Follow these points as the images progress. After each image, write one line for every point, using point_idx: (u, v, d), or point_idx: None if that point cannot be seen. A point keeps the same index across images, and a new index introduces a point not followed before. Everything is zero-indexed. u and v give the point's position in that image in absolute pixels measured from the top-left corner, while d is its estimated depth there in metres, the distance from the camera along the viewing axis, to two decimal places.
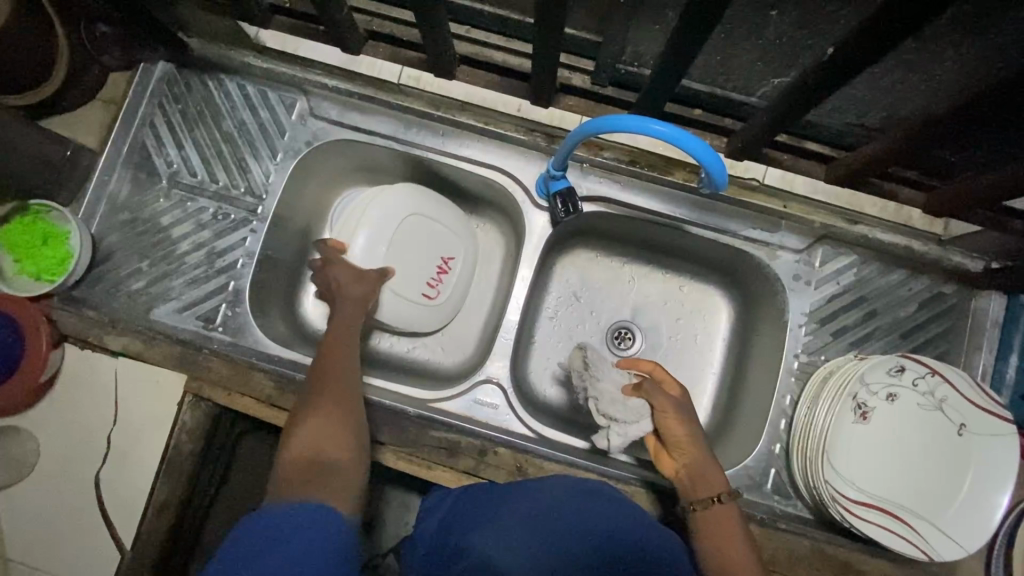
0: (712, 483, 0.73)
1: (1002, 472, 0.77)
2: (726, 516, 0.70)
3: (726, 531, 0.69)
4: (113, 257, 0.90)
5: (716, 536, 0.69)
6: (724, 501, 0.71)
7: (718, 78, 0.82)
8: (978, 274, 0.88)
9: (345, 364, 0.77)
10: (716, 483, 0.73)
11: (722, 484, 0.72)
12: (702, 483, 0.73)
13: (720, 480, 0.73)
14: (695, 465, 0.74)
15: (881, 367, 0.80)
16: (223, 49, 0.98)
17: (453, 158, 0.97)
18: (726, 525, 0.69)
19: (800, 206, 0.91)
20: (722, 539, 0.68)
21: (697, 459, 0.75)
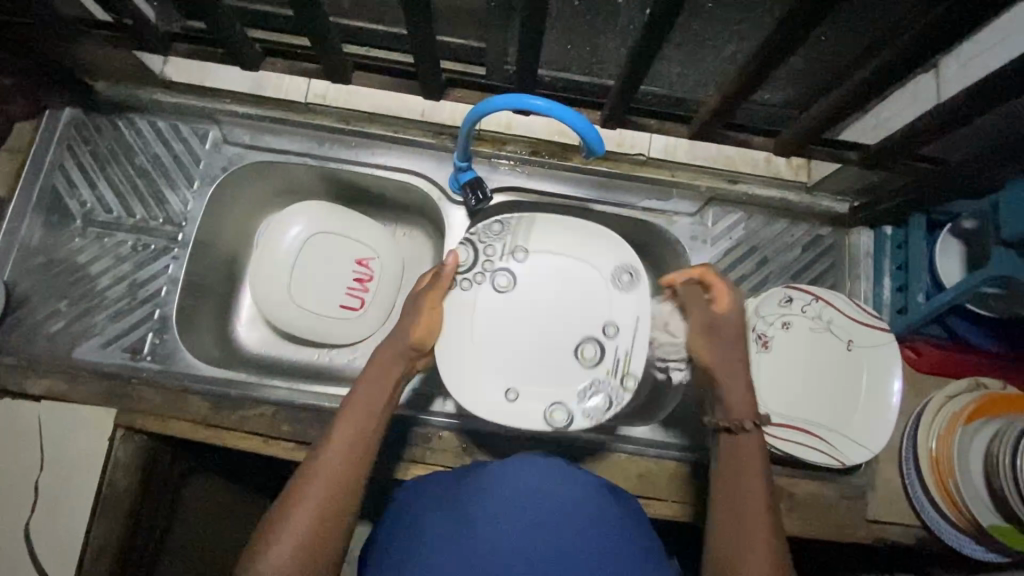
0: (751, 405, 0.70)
1: (888, 375, 0.84)
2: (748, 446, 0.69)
3: (751, 466, 0.67)
4: (30, 301, 0.91)
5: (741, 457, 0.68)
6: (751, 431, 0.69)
7: (593, 66, 0.88)
8: (846, 214, 0.97)
9: (360, 439, 0.66)
10: (747, 412, 0.69)
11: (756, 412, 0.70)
12: (733, 405, 0.70)
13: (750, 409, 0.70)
14: (727, 383, 0.71)
15: (772, 299, 0.86)
16: (130, 89, 0.97)
17: (369, 167, 0.96)
18: (747, 448, 0.68)
19: (686, 173, 0.98)
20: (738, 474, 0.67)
21: (736, 385, 0.71)
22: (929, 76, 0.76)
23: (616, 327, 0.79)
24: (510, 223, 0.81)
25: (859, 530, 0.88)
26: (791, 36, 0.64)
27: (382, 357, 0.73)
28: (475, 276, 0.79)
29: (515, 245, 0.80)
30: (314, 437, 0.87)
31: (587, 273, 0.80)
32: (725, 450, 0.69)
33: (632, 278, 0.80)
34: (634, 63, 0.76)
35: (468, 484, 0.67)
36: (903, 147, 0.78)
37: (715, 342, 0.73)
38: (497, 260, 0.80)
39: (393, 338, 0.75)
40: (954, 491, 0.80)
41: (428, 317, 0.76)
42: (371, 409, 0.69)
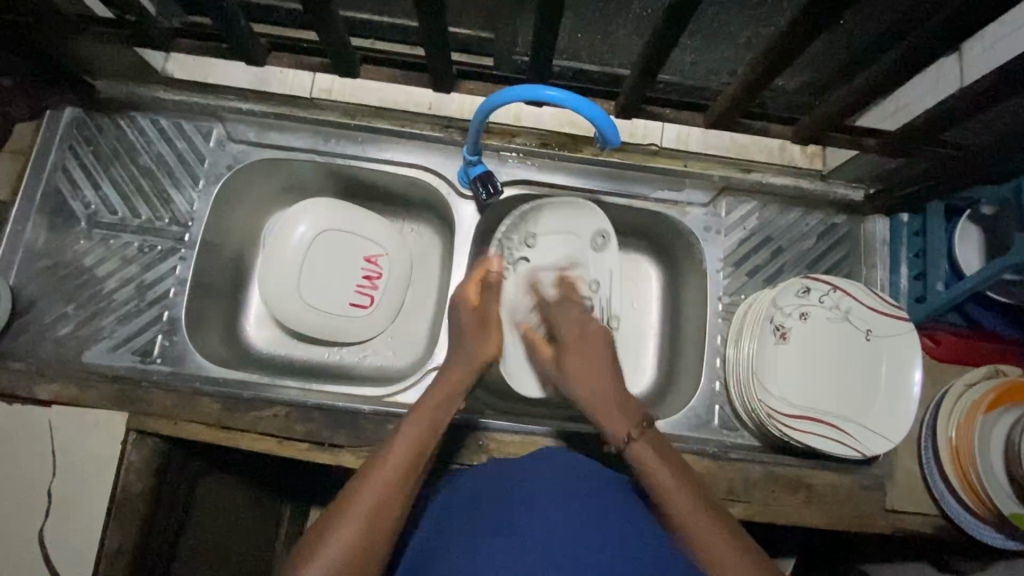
0: (629, 414, 0.69)
1: (908, 364, 0.83)
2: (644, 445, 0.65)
3: (647, 460, 0.63)
4: (37, 305, 0.90)
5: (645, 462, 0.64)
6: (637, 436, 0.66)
7: (604, 56, 0.86)
8: (861, 202, 0.96)
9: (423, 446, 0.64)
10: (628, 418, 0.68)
11: (642, 412, 0.69)
12: (610, 423, 0.69)
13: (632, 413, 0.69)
14: (586, 399, 0.73)
15: (789, 290, 0.84)
16: (131, 87, 0.96)
17: (376, 162, 0.94)
18: (654, 454, 0.64)
19: (698, 162, 0.97)
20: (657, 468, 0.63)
21: (607, 395, 0.72)
22: (951, 58, 0.74)
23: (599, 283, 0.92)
24: (525, 213, 0.92)
25: (878, 521, 0.87)
26: (812, 19, 0.63)
27: (455, 373, 0.75)
28: (509, 268, 0.92)
29: (528, 234, 0.92)
30: (328, 437, 0.86)
31: (583, 246, 0.92)
32: (638, 466, 0.64)
33: (604, 240, 0.92)
34: (649, 52, 0.74)
35: (510, 469, 0.66)
36: (922, 133, 0.77)
37: (575, 350, 0.77)
38: (515, 252, 0.93)
39: (467, 355, 0.78)
40: (975, 481, 0.79)
41: (493, 326, 0.82)
42: (436, 419, 0.68)
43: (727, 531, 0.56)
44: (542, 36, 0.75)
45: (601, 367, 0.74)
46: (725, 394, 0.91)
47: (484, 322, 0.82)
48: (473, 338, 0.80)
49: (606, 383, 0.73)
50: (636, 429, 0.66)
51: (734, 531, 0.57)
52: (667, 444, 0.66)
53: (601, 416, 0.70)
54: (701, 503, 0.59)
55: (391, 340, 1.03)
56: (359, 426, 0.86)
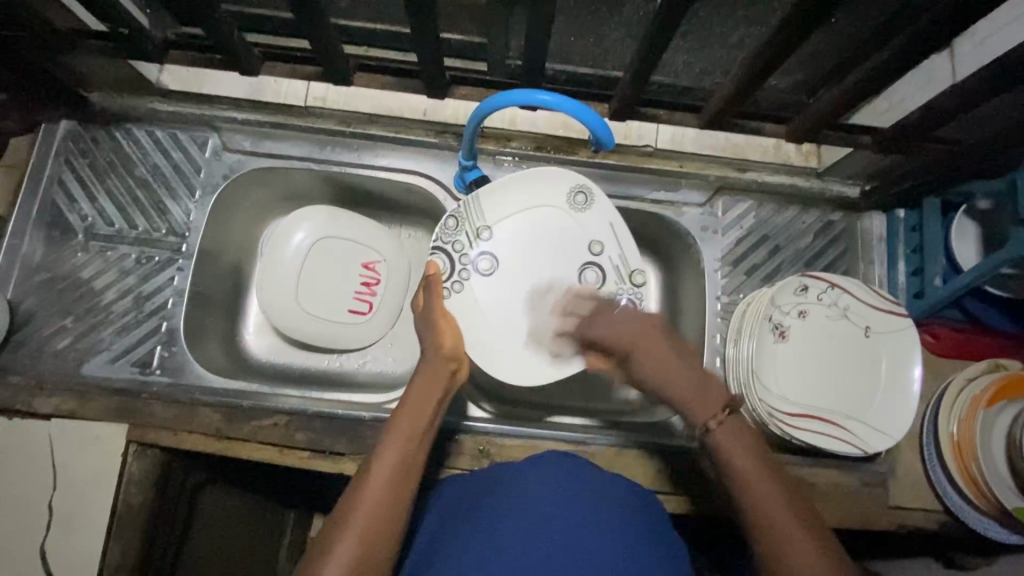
0: (711, 397, 0.64)
1: (907, 361, 0.83)
2: (731, 430, 0.62)
3: (734, 447, 0.61)
4: (35, 318, 0.89)
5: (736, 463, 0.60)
6: (722, 420, 0.62)
7: (598, 58, 0.86)
8: (857, 199, 0.96)
9: (411, 454, 0.63)
10: (720, 396, 0.64)
11: (722, 396, 0.64)
12: (694, 406, 0.64)
13: (722, 393, 0.64)
14: (665, 387, 0.67)
15: (787, 289, 0.84)
16: (126, 98, 0.96)
17: (372, 169, 0.94)
18: (738, 442, 0.61)
19: (694, 163, 0.97)
20: (741, 458, 0.60)
21: (682, 383, 0.66)
22: (943, 55, 0.74)
23: (600, 243, 0.85)
24: (461, 211, 0.83)
25: (881, 518, 0.87)
26: (803, 20, 0.63)
27: (426, 377, 0.71)
28: (462, 274, 0.83)
29: (476, 227, 0.83)
30: (329, 446, 0.86)
31: (546, 212, 0.85)
32: (724, 458, 0.61)
33: (586, 196, 0.85)
34: (642, 54, 0.74)
35: (500, 476, 0.68)
36: (915, 129, 0.77)
37: (659, 341, 0.69)
38: (469, 249, 0.83)
39: (432, 356, 0.74)
40: (977, 476, 0.79)
41: (448, 324, 0.77)
42: (410, 433, 0.65)
43: (813, 533, 0.55)
44: (534, 41, 0.75)
45: (678, 351, 0.68)
46: None
47: (431, 322, 0.77)
48: (430, 342, 0.75)
49: (691, 374, 0.66)
50: (724, 416, 0.62)
51: (821, 533, 0.56)
52: (754, 431, 0.63)
53: (683, 404, 0.65)
54: (787, 502, 0.57)
55: (391, 346, 1.03)
56: (359, 434, 0.86)
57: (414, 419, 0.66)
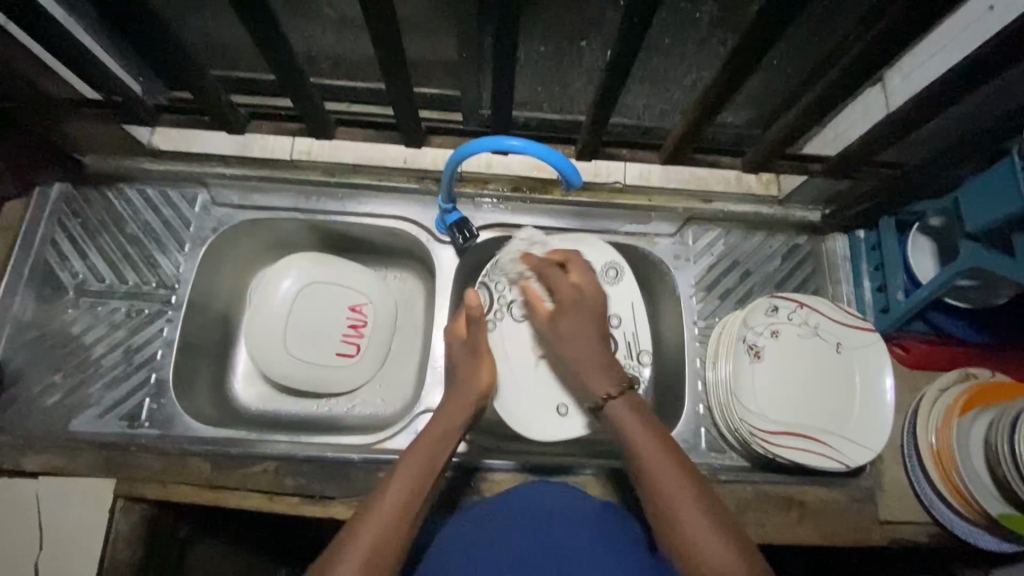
0: (613, 374, 0.75)
1: (879, 375, 0.86)
2: (626, 409, 0.72)
3: (630, 420, 0.70)
4: (24, 377, 0.90)
5: (631, 434, 0.69)
6: (615, 398, 0.73)
7: (564, 104, 0.93)
8: (819, 222, 1.01)
9: (423, 473, 0.67)
10: (613, 378, 0.75)
11: (620, 377, 0.75)
12: (593, 380, 0.75)
13: (616, 377, 0.75)
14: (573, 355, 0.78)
15: (758, 310, 0.88)
16: (118, 160, 1.00)
17: (356, 216, 0.99)
18: (637, 420, 0.70)
19: (662, 197, 1.02)
20: (635, 423, 0.70)
21: (587, 357, 0.77)
22: (877, 89, 0.82)
23: (620, 316, 0.93)
24: (507, 256, 0.91)
25: (873, 533, 0.88)
26: (744, 60, 0.69)
27: (453, 410, 0.75)
28: (499, 313, 0.90)
29: (522, 273, 0.92)
30: (319, 489, 0.86)
31: None
32: (619, 425, 0.71)
33: (617, 272, 0.93)
34: (600, 98, 0.80)
35: (496, 505, 0.69)
36: (861, 156, 0.83)
37: (568, 316, 0.79)
38: (509, 293, 0.91)
39: (460, 391, 0.78)
40: (960, 485, 0.81)
41: (490, 361, 0.81)
42: (428, 465, 0.68)
43: (690, 485, 0.64)
44: (500, 92, 0.81)
45: (589, 328, 0.78)
46: (710, 416, 0.92)
47: (478, 359, 0.81)
48: (466, 379, 0.79)
49: (593, 348, 0.77)
50: (618, 393, 0.73)
51: (699, 487, 0.64)
52: (647, 411, 0.72)
53: (588, 379, 0.76)
54: (671, 461, 0.66)
55: (380, 387, 1.04)
56: (349, 476, 0.86)
57: (434, 448, 0.70)
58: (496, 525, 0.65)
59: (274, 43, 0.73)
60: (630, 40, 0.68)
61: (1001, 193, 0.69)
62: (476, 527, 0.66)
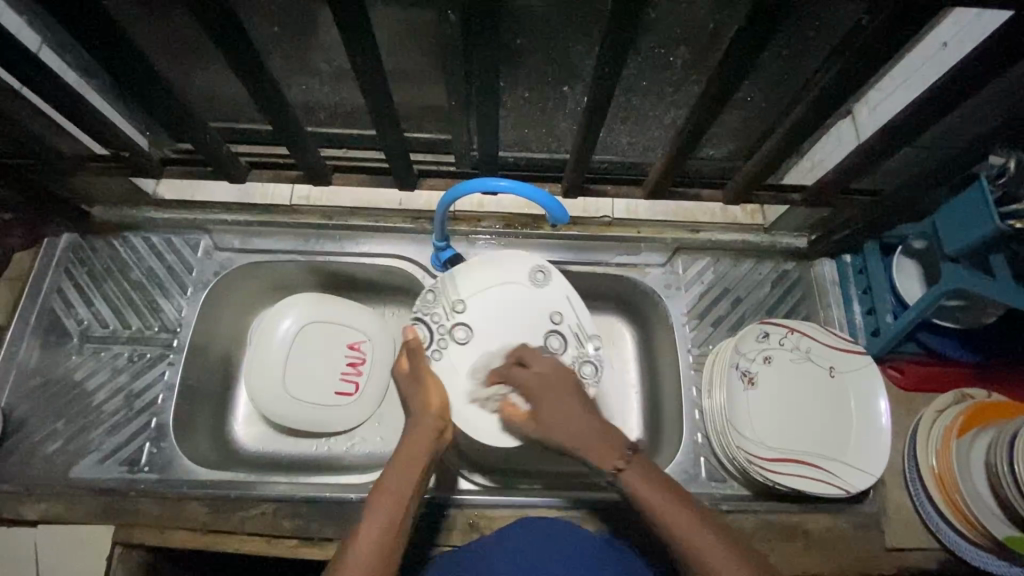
0: (614, 441, 0.71)
1: (873, 398, 0.87)
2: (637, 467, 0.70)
3: (647, 489, 0.68)
4: (27, 424, 0.91)
5: (649, 495, 0.68)
6: (626, 465, 0.70)
7: (551, 143, 0.97)
8: (807, 249, 1.03)
9: (396, 508, 0.67)
10: (619, 443, 0.71)
11: (622, 440, 0.72)
12: (595, 455, 0.71)
13: (623, 438, 0.72)
14: (567, 441, 0.72)
15: (749, 336, 0.89)
16: (125, 210, 1.04)
17: (353, 256, 1.01)
18: (646, 479, 0.69)
19: (651, 229, 1.05)
20: (652, 487, 0.68)
21: (581, 430, 0.72)
22: (847, 122, 0.86)
23: (561, 312, 0.88)
24: (438, 286, 0.87)
25: (881, 561, 0.86)
26: (715, 99, 0.73)
27: (414, 436, 0.74)
28: (440, 343, 0.84)
29: (452, 301, 0.86)
30: (317, 531, 0.85)
31: (511, 288, 0.88)
32: (637, 497, 0.68)
33: (544, 274, 0.89)
34: (583, 138, 0.84)
35: (494, 544, 0.69)
36: (838, 185, 0.86)
37: (546, 399, 0.76)
38: (447, 321, 0.85)
39: (419, 416, 0.76)
40: (965, 509, 0.80)
41: (432, 381, 0.80)
42: (399, 494, 0.68)
43: (703, 525, 0.64)
44: (487, 135, 0.85)
45: (572, 404, 0.74)
46: (709, 445, 0.92)
47: (420, 382, 0.80)
48: (418, 402, 0.78)
49: (584, 424, 0.72)
50: (624, 461, 0.70)
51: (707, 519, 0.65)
52: (655, 468, 0.71)
53: (589, 456, 0.71)
54: (683, 507, 0.66)
55: (379, 425, 1.04)
56: (347, 517, 0.86)
57: (404, 476, 0.70)
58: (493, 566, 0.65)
59: (271, 97, 0.78)
60: (604, 84, 0.72)
61: (976, 217, 0.71)
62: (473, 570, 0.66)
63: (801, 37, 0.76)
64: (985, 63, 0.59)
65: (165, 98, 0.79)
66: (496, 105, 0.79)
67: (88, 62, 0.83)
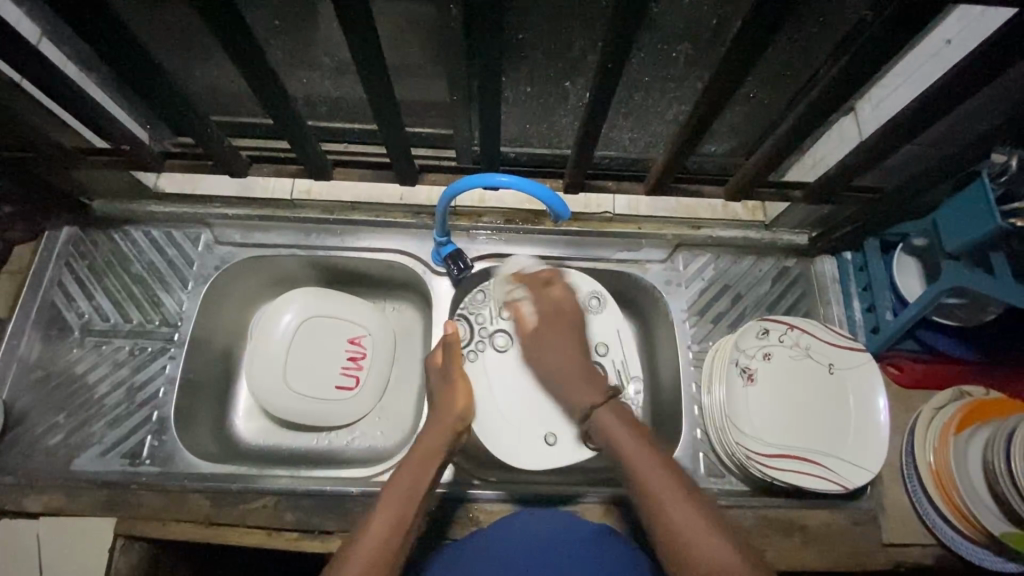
0: (596, 386, 0.83)
1: (872, 395, 0.87)
2: (615, 413, 0.78)
3: (620, 436, 0.75)
4: (29, 417, 0.92)
5: (625, 448, 0.74)
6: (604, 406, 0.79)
7: (552, 139, 0.97)
8: (807, 246, 1.03)
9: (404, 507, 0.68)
10: (599, 393, 0.82)
11: (605, 387, 0.82)
12: (578, 391, 0.83)
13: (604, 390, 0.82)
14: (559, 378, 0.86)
15: (749, 333, 0.90)
16: (126, 203, 1.04)
17: (354, 251, 1.01)
18: (621, 429, 0.76)
19: (652, 225, 1.05)
20: (625, 436, 0.75)
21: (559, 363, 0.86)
22: (849, 119, 0.86)
23: (606, 344, 0.94)
24: (489, 289, 0.93)
25: (877, 556, 0.86)
26: (718, 96, 0.73)
27: (431, 436, 0.77)
28: (479, 345, 0.92)
29: (500, 306, 0.93)
30: (318, 524, 0.86)
31: (566, 315, 0.93)
32: (606, 434, 0.77)
33: (599, 301, 0.95)
34: (584, 133, 0.84)
35: (493, 534, 0.71)
36: (840, 182, 0.86)
37: (554, 331, 0.89)
38: (490, 324, 0.93)
39: (438, 417, 0.79)
40: (960, 503, 0.81)
41: (463, 384, 0.84)
42: (411, 491, 0.70)
43: (679, 490, 0.69)
44: (488, 131, 0.85)
45: (572, 349, 0.87)
46: (708, 441, 0.92)
47: (449, 379, 0.84)
48: (444, 402, 0.82)
49: (574, 364, 0.86)
50: (602, 401, 0.80)
51: (673, 465, 0.72)
52: (634, 419, 0.78)
53: (567, 389, 0.84)
54: (659, 464, 0.71)
55: (380, 419, 1.05)
56: (347, 510, 0.86)
57: (413, 476, 0.71)
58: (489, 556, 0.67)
59: (272, 91, 0.78)
60: (607, 80, 0.72)
61: (978, 215, 0.71)
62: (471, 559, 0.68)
63: (804, 33, 0.76)
64: (989, 62, 0.59)
65: (166, 93, 0.79)
66: (498, 100, 0.79)
67: (87, 54, 0.83)
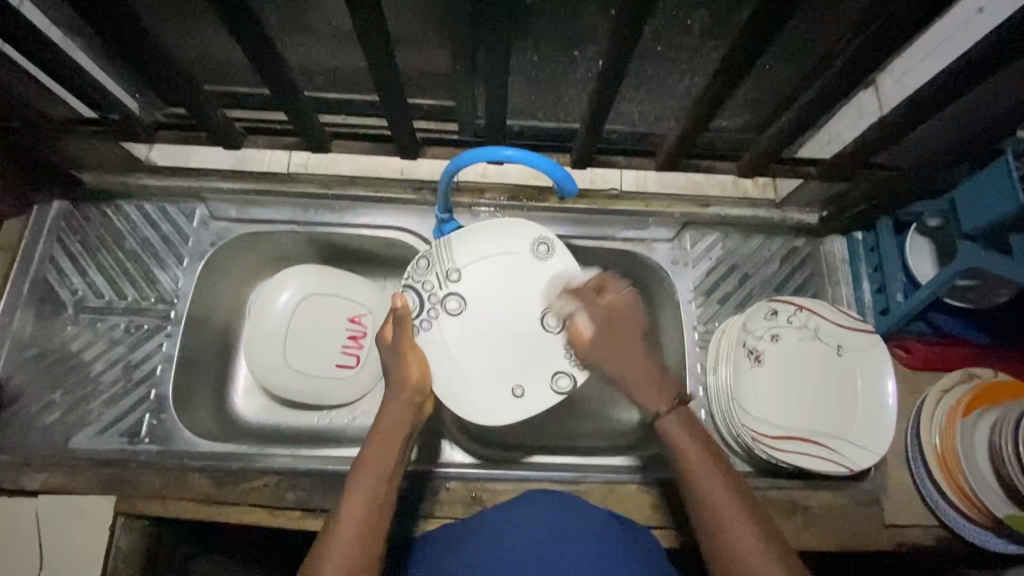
0: (665, 390, 0.71)
1: (880, 378, 0.86)
2: (683, 420, 0.70)
3: (687, 441, 0.68)
4: (24, 395, 0.90)
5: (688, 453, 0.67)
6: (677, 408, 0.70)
7: (560, 111, 0.93)
8: (817, 225, 1.01)
9: (375, 487, 0.64)
10: (670, 390, 0.71)
11: (674, 388, 0.72)
12: (645, 396, 0.72)
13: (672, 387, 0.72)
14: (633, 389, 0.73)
15: (757, 314, 0.88)
16: (117, 176, 1.00)
17: (354, 227, 0.98)
18: (686, 436, 0.68)
19: (659, 202, 1.03)
20: (692, 441, 0.68)
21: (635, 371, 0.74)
22: (869, 93, 0.82)
23: (561, 287, 0.87)
24: (432, 254, 0.86)
25: (878, 537, 0.87)
26: (735, 66, 0.69)
27: (389, 413, 0.71)
28: (432, 313, 0.84)
29: (445, 268, 0.85)
30: (319, 504, 0.85)
31: (515, 263, 0.87)
32: (672, 443, 0.68)
33: (547, 245, 0.87)
34: (594, 105, 0.80)
35: (495, 513, 0.70)
36: (857, 159, 0.83)
37: (620, 333, 0.77)
38: (439, 289, 0.85)
39: (395, 393, 0.73)
40: (965, 486, 0.80)
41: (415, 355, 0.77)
42: (380, 475, 0.65)
43: (734, 493, 0.63)
44: (494, 102, 0.81)
45: (633, 346, 0.76)
46: (712, 422, 0.92)
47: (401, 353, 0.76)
48: (393, 377, 0.75)
49: (642, 368, 0.73)
50: (669, 408, 0.70)
51: (739, 486, 0.64)
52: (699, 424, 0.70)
53: (639, 395, 0.72)
54: (715, 470, 0.65)
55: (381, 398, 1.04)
56: None
57: (382, 454, 0.67)
58: (491, 534, 0.66)
59: (267, 60, 0.74)
60: (620, 48, 0.68)
61: (999, 194, 0.68)
62: (474, 538, 0.67)
63: None
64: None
65: (155, 60, 0.75)
66: (504, 69, 0.75)
67: (71, 18, 0.78)
